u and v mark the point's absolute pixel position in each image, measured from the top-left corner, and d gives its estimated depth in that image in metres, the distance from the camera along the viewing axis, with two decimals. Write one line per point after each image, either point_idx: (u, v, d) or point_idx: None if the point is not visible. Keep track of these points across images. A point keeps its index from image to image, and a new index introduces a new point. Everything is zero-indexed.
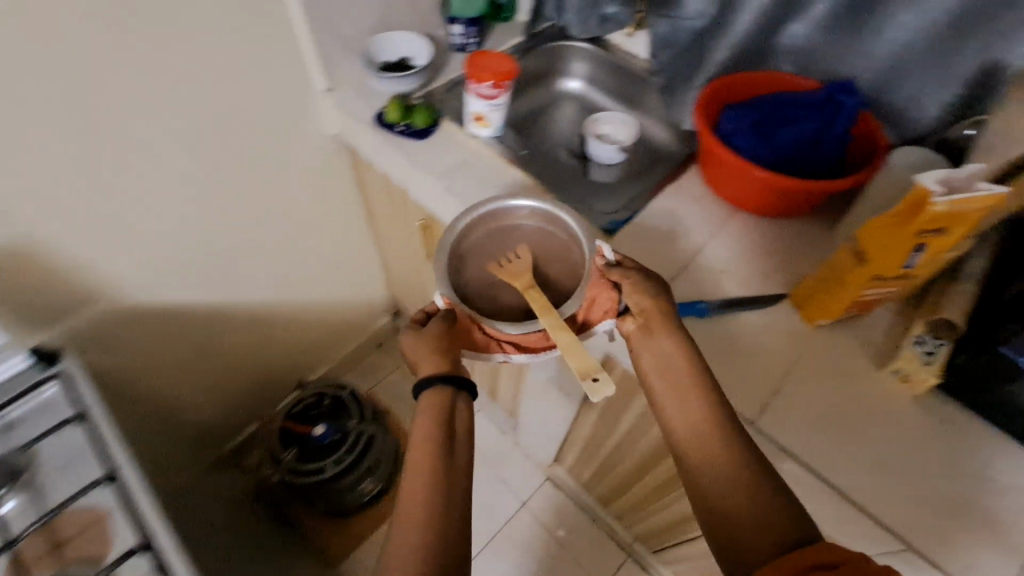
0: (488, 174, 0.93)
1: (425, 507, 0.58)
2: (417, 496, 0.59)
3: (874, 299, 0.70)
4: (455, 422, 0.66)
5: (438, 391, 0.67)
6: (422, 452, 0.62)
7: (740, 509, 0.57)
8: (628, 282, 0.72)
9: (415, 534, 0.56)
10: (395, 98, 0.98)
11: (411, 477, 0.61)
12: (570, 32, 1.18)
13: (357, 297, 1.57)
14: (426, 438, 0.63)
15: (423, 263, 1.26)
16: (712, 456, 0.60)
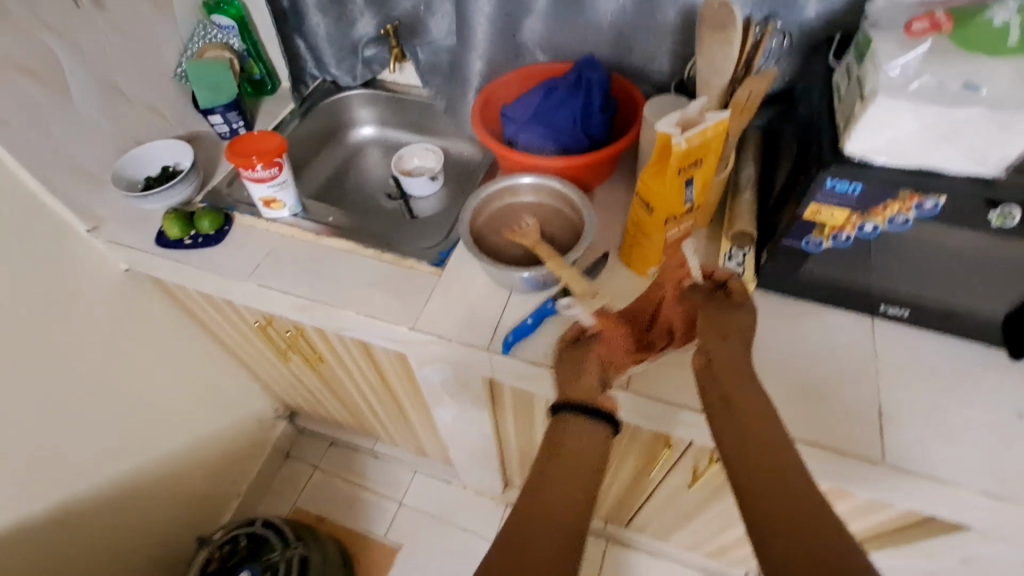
0: (299, 254, 0.88)
1: (536, 536, 0.43)
2: (535, 523, 0.43)
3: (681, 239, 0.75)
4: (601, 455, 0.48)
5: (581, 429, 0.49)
6: (553, 485, 0.46)
7: (803, 560, 0.36)
8: (723, 305, 0.58)
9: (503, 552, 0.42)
10: (170, 211, 0.90)
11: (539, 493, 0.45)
12: (342, 84, 1.16)
13: (239, 418, 1.42)
14: (569, 464, 0.47)
15: (284, 358, 1.17)
16: (787, 496, 0.40)
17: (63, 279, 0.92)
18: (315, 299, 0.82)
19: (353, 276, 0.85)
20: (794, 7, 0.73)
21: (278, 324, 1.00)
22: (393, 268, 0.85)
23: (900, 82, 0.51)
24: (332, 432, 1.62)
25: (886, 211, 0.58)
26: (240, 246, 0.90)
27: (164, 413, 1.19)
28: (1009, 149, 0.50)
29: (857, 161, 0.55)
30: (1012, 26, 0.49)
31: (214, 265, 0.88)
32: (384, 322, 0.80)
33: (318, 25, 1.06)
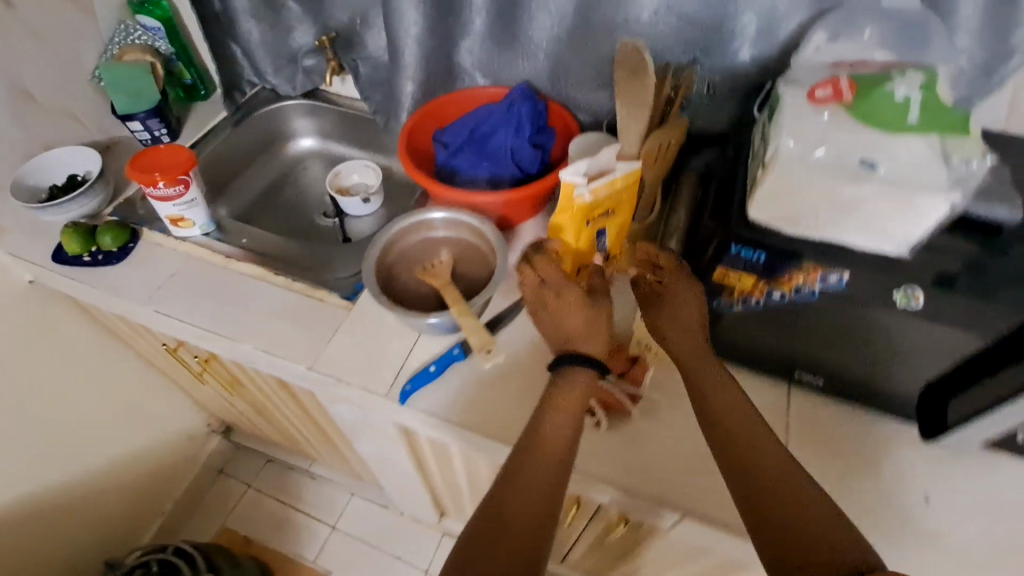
0: (204, 278, 0.83)
1: (529, 506, 0.47)
2: (529, 494, 0.47)
3: (598, 286, 0.71)
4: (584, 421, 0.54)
5: (573, 389, 0.54)
6: (546, 453, 0.51)
7: (800, 539, 0.42)
8: (665, 308, 0.59)
9: (497, 518, 0.45)
10: (70, 225, 0.84)
11: (531, 462, 0.50)
12: (281, 92, 1.10)
13: (164, 433, 1.35)
14: (562, 427, 0.52)
15: (204, 377, 1.10)
16: (779, 485, 0.46)
17: None
18: (215, 329, 0.77)
19: (258, 305, 0.80)
20: (728, 50, 0.69)
21: (188, 348, 0.94)
22: (302, 299, 0.80)
23: (802, 150, 0.47)
24: (268, 450, 1.55)
25: (792, 280, 0.55)
26: (145, 265, 0.85)
27: (75, 432, 1.11)
28: (913, 228, 0.47)
29: (760, 228, 0.54)
30: (912, 102, 0.46)
31: (112, 286, 0.82)
32: (284, 357, 0.75)
33: (252, 32, 1.01)
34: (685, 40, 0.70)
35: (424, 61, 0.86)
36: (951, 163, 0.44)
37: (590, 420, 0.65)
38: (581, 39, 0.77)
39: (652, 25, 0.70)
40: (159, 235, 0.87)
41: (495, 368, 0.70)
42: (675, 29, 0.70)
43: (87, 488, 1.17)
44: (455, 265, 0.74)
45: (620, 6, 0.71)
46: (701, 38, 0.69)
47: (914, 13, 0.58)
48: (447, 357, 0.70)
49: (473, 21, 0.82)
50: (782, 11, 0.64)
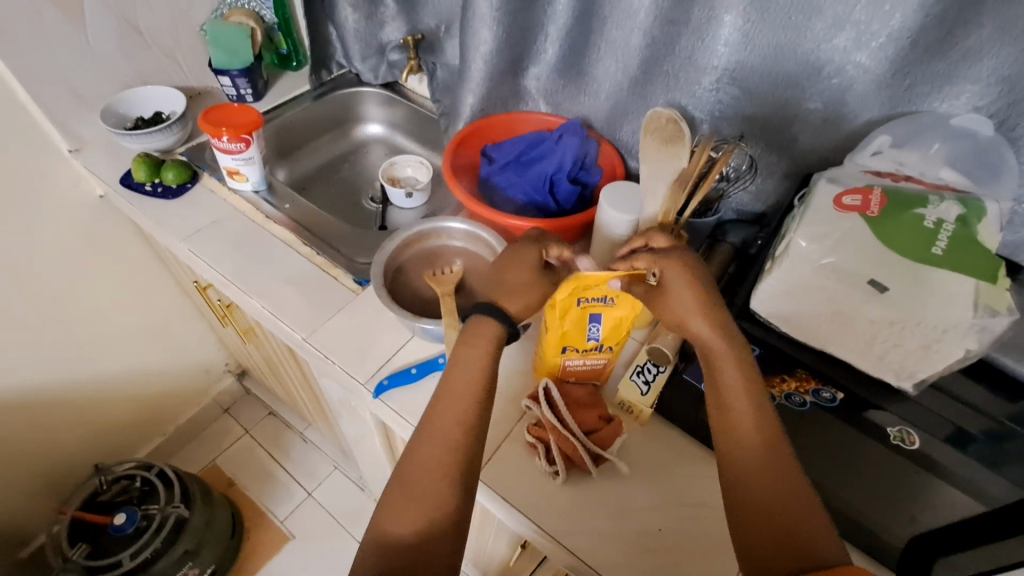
0: (239, 231, 0.89)
1: (435, 475, 0.51)
2: (438, 463, 0.52)
3: (592, 370, 0.67)
4: (494, 367, 0.57)
5: (472, 360, 0.56)
6: (442, 402, 0.55)
7: (765, 522, 0.46)
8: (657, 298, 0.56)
9: (406, 498, 0.50)
10: (142, 155, 0.92)
11: (430, 431, 0.53)
12: (363, 78, 1.17)
13: (185, 363, 1.44)
14: (458, 389, 0.55)
15: (225, 320, 1.17)
16: (745, 465, 0.49)
17: (32, 188, 0.96)
18: (233, 280, 0.82)
19: (278, 268, 0.84)
20: (785, 133, 0.67)
21: (214, 291, 1.00)
22: (318, 272, 0.84)
23: (814, 253, 0.46)
24: (273, 403, 1.62)
25: (783, 383, 0.53)
26: (194, 205, 0.92)
27: (104, 339, 1.21)
28: (920, 365, 0.46)
29: (761, 320, 0.52)
30: (943, 230, 0.45)
31: (161, 218, 0.89)
32: (286, 321, 0.78)
33: (348, 19, 1.07)
34: (744, 113, 0.69)
35: (490, 78, 0.88)
36: (977, 307, 0.42)
37: (548, 468, 0.63)
38: (642, 90, 0.77)
39: (713, 93, 0.69)
40: (215, 183, 0.94)
41: None
42: (734, 100, 0.68)
43: (100, 391, 1.27)
44: (463, 278, 0.76)
45: (685, 67, 0.70)
46: (760, 115, 0.68)
47: (986, 139, 0.55)
48: (431, 364, 0.71)
49: (545, 51, 0.84)
50: (849, 107, 0.62)
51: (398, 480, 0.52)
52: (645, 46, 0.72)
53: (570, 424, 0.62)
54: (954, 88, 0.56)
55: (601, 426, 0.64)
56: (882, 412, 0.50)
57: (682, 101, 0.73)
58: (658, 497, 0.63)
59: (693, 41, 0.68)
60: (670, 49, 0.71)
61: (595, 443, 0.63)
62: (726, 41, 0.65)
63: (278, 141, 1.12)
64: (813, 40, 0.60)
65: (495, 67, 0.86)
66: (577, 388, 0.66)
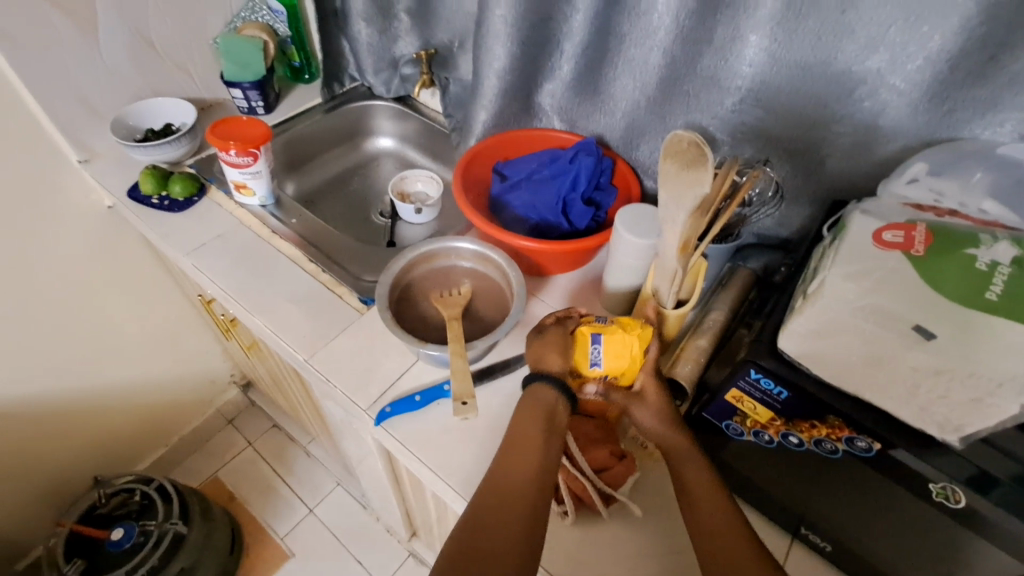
0: (244, 246, 0.87)
1: (514, 499, 0.50)
2: (515, 489, 0.51)
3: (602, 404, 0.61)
4: (552, 423, 0.56)
5: (525, 458, 0.53)
6: (519, 436, 0.55)
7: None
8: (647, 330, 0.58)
9: (475, 524, 0.49)
10: (150, 167, 0.91)
11: (508, 458, 0.54)
12: (375, 92, 1.16)
13: (191, 374, 1.43)
14: (527, 424, 0.56)
15: (231, 334, 1.15)
16: (715, 528, 0.50)
17: (40, 198, 0.95)
18: (236, 296, 0.80)
19: (283, 284, 0.82)
20: (813, 156, 0.64)
21: (218, 305, 0.98)
22: (323, 291, 0.82)
23: (851, 292, 0.43)
24: (277, 416, 1.60)
25: (814, 429, 0.48)
26: (201, 218, 0.90)
27: (108, 351, 1.20)
28: (969, 417, 0.42)
29: (788, 360, 0.48)
30: (997, 274, 0.42)
31: (165, 231, 0.88)
32: (288, 341, 0.76)
33: (361, 32, 1.06)
34: (768, 134, 0.66)
35: (503, 95, 0.86)
36: None
37: (557, 508, 0.59)
38: (661, 110, 0.74)
39: (735, 114, 0.66)
40: (222, 197, 0.93)
41: (477, 418, 0.67)
42: (757, 121, 0.65)
43: (102, 404, 1.25)
44: (472, 302, 0.73)
45: (707, 86, 0.67)
46: (786, 137, 0.64)
47: None
48: (436, 391, 0.68)
49: (560, 68, 0.82)
50: (882, 131, 0.58)
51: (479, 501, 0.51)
52: (665, 64, 0.70)
53: (580, 461, 0.58)
54: (998, 115, 0.52)
55: (614, 466, 0.60)
56: (921, 465, 0.44)
57: (703, 121, 0.70)
58: (669, 542, 0.59)
59: (717, 59, 0.65)
60: (691, 67, 0.68)
61: (608, 483, 0.59)
62: (750, 61, 0.62)
63: (287, 153, 1.10)
64: (845, 60, 0.57)
65: (509, 83, 0.84)
66: (586, 422, 0.63)
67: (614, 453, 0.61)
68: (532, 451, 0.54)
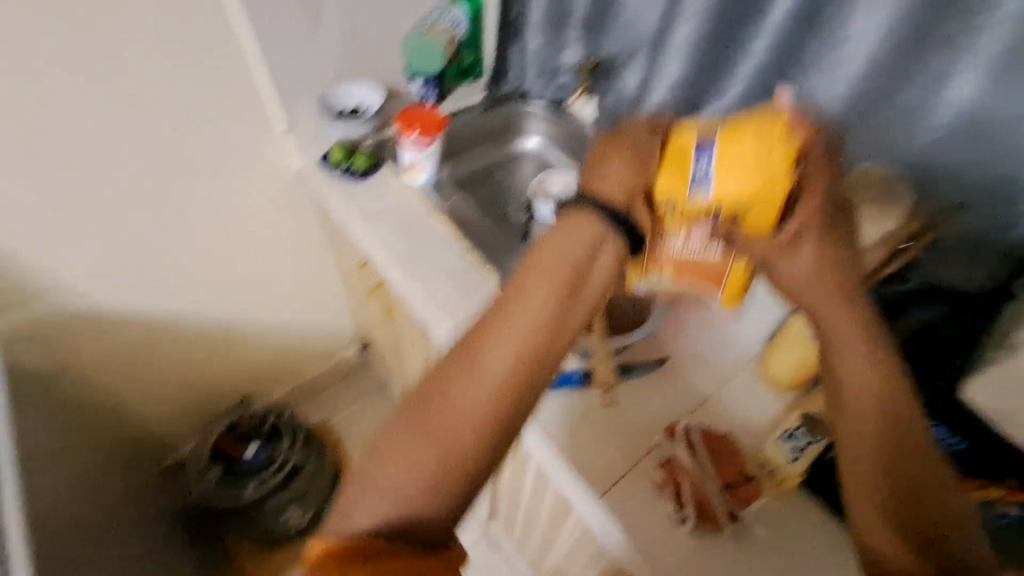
0: (408, 219, 0.97)
1: (466, 404, 0.48)
2: (484, 378, 0.49)
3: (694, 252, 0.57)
4: (598, 269, 0.52)
5: (507, 339, 0.49)
6: (523, 308, 0.50)
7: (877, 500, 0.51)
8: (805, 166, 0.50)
9: (418, 413, 0.49)
10: (341, 142, 1.06)
11: (500, 330, 0.50)
12: (531, 96, 1.25)
13: (324, 326, 1.60)
14: (547, 280, 0.51)
15: (371, 296, 1.29)
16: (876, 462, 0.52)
17: (251, 157, 1.14)
18: (399, 261, 0.91)
19: (438, 258, 0.92)
20: (1010, 209, 0.61)
21: (372, 268, 1.11)
22: (471, 269, 0.90)
23: None
24: (385, 379, 1.75)
25: (986, 490, 0.59)
26: (374, 190, 1.03)
27: (268, 293, 1.39)
28: None
29: (970, 423, 0.59)
30: None
31: (345, 197, 1.02)
32: (439, 308, 0.85)
33: (533, 43, 1.17)
34: (961, 177, 0.65)
35: (668, 109, 0.89)
36: None
37: (675, 513, 0.62)
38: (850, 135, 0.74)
39: (934, 146, 0.66)
40: (393, 175, 1.05)
41: (605, 411, 0.70)
42: (960, 162, 0.64)
43: (254, 338, 1.45)
44: (610, 301, 0.77)
45: (905, 117, 0.68)
46: (987, 183, 0.63)
47: None
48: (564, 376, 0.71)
49: (729, 90, 0.84)
50: None
51: (444, 382, 0.50)
52: (856, 94, 0.71)
53: (705, 472, 0.62)
54: None
55: (739, 490, 0.61)
56: None
57: (894, 157, 0.70)
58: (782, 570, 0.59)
59: (921, 94, 0.65)
60: (888, 98, 0.69)
61: (731, 501, 0.61)
62: (963, 96, 0.62)
63: (446, 142, 1.22)
64: None
65: (677, 101, 0.88)
66: (715, 437, 0.65)
67: (742, 475, 0.62)
68: (527, 326, 0.50)
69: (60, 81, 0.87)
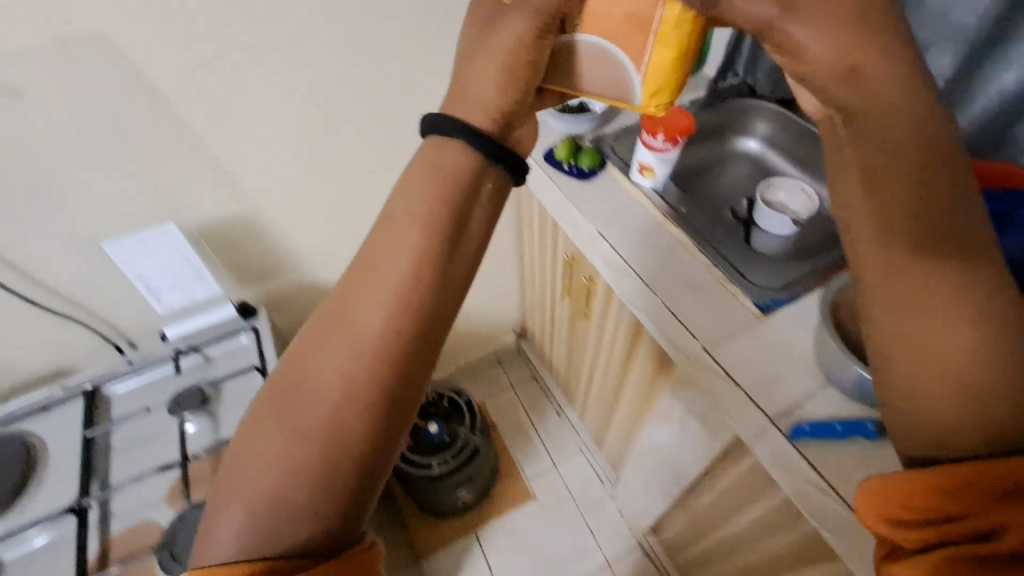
0: (642, 226, 0.94)
1: (346, 338, 0.43)
2: (367, 311, 0.43)
3: None
4: (454, 153, 0.48)
5: (384, 282, 0.43)
6: (403, 208, 0.46)
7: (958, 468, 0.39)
8: None
9: (322, 341, 0.44)
10: (567, 138, 1.04)
11: (384, 231, 0.45)
12: (758, 92, 1.19)
13: (490, 313, 1.63)
14: (427, 186, 0.46)
15: (560, 293, 1.27)
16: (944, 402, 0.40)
17: None
18: (638, 270, 0.88)
19: (680, 271, 0.88)
20: None
21: (583, 267, 1.09)
22: (716, 286, 0.86)
23: None
24: (537, 369, 1.76)
25: None
26: (602, 192, 1.00)
27: None
28: None
29: None
30: None
31: (572, 194, 1.00)
32: (688, 326, 0.81)
33: None
34: None
35: None
36: None
37: None
38: None
39: None
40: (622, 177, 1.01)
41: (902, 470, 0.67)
42: None
43: None
44: None
45: None
46: None
47: None
48: (857, 426, 0.69)
49: None
50: None
51: (340, 309, 0.44)
52: None
53: None
54: None
55: None
56: None
57: None
58: None
59: None
60: None
61: None
62: None
63: None
64: None
65: None
66: None
67: None
68: (406, 237, 0.44)
69: (364, 81, 0.91)
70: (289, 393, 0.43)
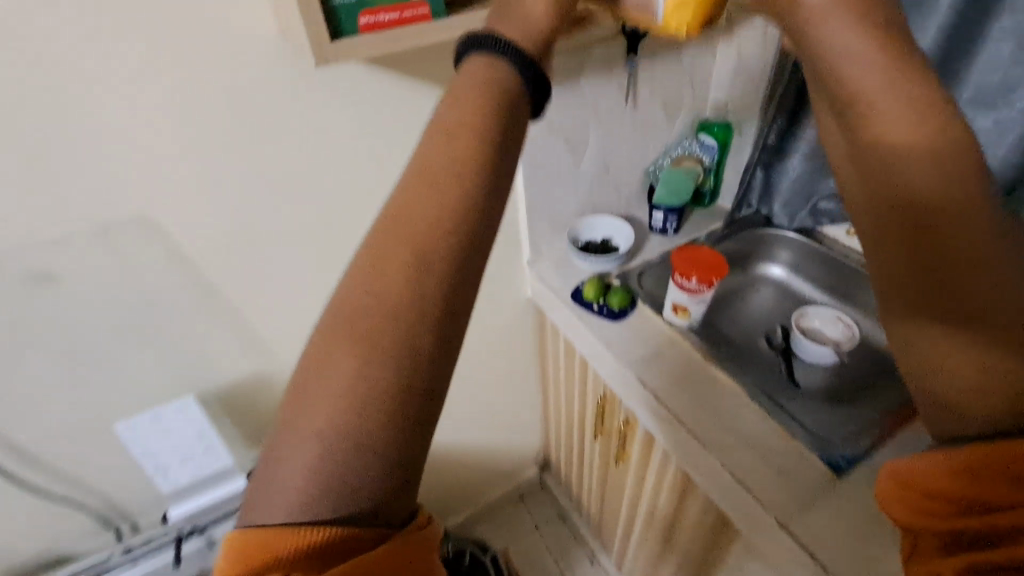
0: (684, 371, 0.89)
1: (404, 259, 0.38)
2: (424, 223, 0.39)
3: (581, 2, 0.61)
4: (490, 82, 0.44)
5: (442, 199, 0.40)
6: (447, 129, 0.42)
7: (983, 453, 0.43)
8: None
9: (375, 271, 0.38)
10: (593, 277, 1.03)
11: (430, 148, 0.41)
12: (776, 221, 1.18)
13: (514, 450, 1.51)
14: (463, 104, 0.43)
15: (593, 434, 1.18)
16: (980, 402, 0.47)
17: (496, 288, 1.13)
18: (686, 423, 0.81)
19: (733, 423, 0.81)
20: None
21: (617, 410, 1.02)
22: (777, 440, 0.79)
23: None
24: (567, 510, 1.60)
25: None
26: (635, 332, 0.96)
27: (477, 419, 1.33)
28: None
29: None
30: None
31: (604, 338, 0.96)
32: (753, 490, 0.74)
33: (791, 170, 1.11)
34: None
35: None
36: None
37: None
38: None
39: None
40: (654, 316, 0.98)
41: None
42: None
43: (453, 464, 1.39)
44: None
45: None
46: None
47: None
48: None
49: None
50: None
51: (392, 222, 0.39)
52: None
53: None
54: None
55: None
56: None
57: None
58: None
59: None
60: None
61: None
62: None
63: None
64: None
65: None
66: None
67: None
68: (455, 145, 0.41)
69: None
70: (343, 325, 0.37)
